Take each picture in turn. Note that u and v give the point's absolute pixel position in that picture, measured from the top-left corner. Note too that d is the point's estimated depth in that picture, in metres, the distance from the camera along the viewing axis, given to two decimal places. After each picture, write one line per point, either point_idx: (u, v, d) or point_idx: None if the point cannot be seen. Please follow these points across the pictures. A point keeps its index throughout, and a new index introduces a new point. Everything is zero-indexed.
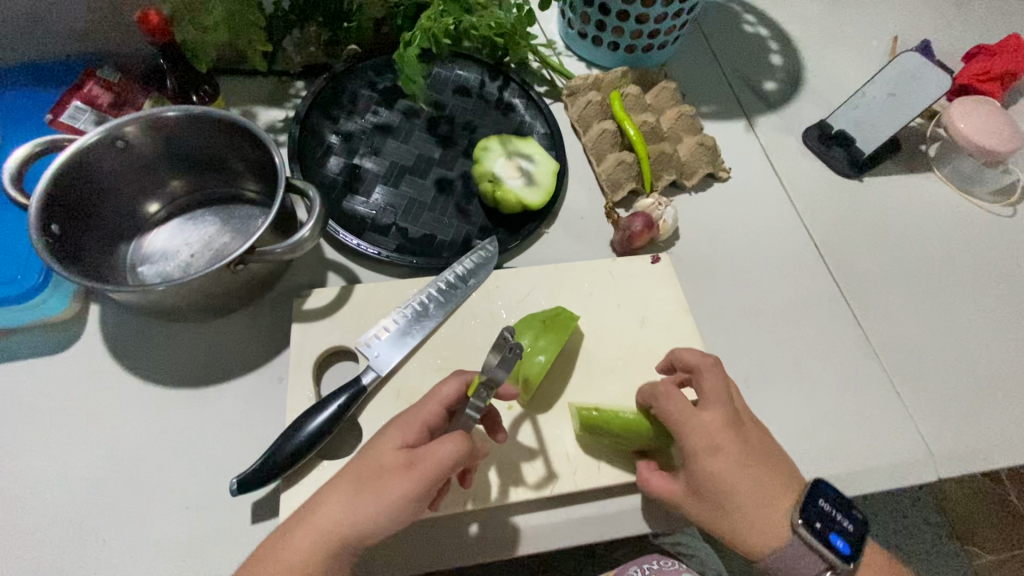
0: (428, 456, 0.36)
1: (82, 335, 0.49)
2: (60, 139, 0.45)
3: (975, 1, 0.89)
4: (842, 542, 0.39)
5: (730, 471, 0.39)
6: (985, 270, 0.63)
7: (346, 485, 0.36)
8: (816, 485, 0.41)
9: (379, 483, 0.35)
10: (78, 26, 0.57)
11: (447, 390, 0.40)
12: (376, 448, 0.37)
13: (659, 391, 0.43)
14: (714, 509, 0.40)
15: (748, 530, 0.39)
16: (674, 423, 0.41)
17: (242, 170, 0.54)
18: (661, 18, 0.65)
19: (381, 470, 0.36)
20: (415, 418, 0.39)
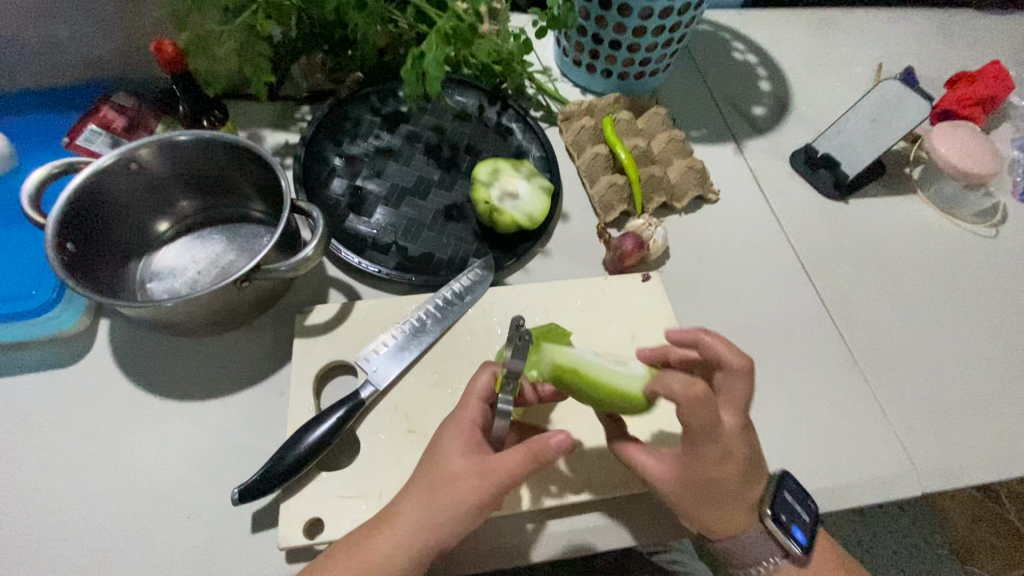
0: (500, 461, 0.38)
1: (91, 349, 0.51)
2: (78, 162, 0.48)
3: (957, 29, 0.93)
4: (802, 534, 0.44)
5: (726, 479, 0.41)
6: (968, 289, 0.65)
7: (417, 495, 0.38)
8: (782, 478, 0.46)
9: (451, 491, 0.37)
10: (95, 53, 0.60)
11: (481, 385, 0.42)
12: (439, 454, 0.40)
13: (697, 395, 0.37)
14: (699, 506, 0.42)
15: (720, 523, 0.43)
16: (700, 431, 0.39)
17: (249, 191, 0.56)
18: (651, 47, 0.69)
19: (450, 477, 0.38)
20: (468, 421, 0.41)
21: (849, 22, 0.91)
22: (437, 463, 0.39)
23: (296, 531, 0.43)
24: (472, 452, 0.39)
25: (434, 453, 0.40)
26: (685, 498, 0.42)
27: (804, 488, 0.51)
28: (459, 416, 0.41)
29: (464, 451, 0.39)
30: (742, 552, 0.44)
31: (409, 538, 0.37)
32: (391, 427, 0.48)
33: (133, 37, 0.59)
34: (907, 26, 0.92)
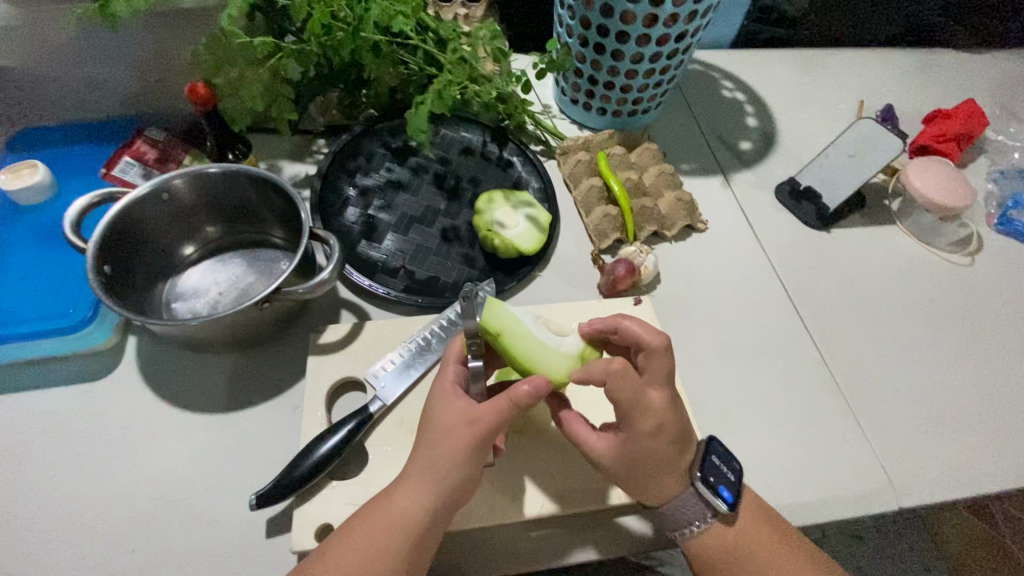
0: (482, 408, 0.42)
1: (119, 364, 0.55)
2: (116, 192, 0.52)
3: (935, 69, 0.98)
4: (728, 493, 0.47)
5: (659, 446, 0.45)
6: (944, 315, 0.69)
7: (418, 456, 0.43)
8: (708, 442, 0.48)
9: (444, 443, 0.42)
10: (131, 91, 0.65)
11: (455, 348, 0.48)
12: (429, 415, 0.44)
13: (616, 370, 0.42)
14: (631, 473, 0.46)
15: (647, 488, 0.47)
16: (627, 404, 0.43)
17: (270, 219, 0.61)
18: (642, 88, 0.74)
19: (441, 432, 0.42)
20: (450, 382, 0.46)
21: (831, 62, 0.97)
22: (430, 423, 0.44)
23: (308, 536, 0.46)
24: (458, 408, 0.43)
25: (426, 414, 0.45)
26: (619, 466, 0.46)
27: (786, 502, 0.54)
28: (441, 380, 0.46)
29: (450, 406, 0.43)
30: (670, 517, 0.48)
31: (414, 493, 0.41)
32: (397, 439, 0.52)
33: (168, 78, 0.65)
34: (887, 65, 0.98)
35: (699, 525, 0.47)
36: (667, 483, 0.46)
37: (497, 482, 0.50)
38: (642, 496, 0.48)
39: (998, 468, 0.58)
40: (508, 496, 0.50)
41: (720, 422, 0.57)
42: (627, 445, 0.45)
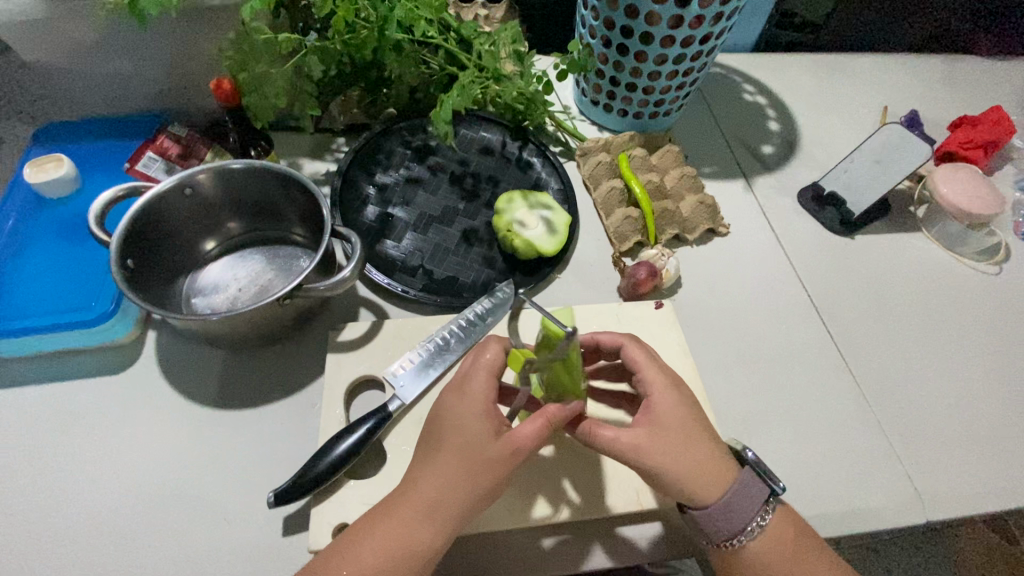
0: (520, 434, 0.41)
1: (140, 358, 0.55)
2: (141, 186, 0.52)
3: (961, 74, 0.97)
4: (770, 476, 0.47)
5: (685, 427, 0.45)
6: (971, 325, 0.67)
7: (438, 473, 0.40)
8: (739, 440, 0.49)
9: (478, 471, 0.40)
10: (156, 87, 0.66)
11: (491, 356, 0.44)
12: (458, 432, 0.41)
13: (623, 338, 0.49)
14: (675, 460, 0.43)
15: (696, 482, 0.44)
16: (639, 366, 0.48)
17: (291, 216, 0.60)
18: (665, 90, 0.73)
19: (474, 457, 0.40)
20: (484, 397, 0.43)
21: (854, 66, 0.95)
22: (456, 441, 0.41)
23: (325, 535, 0.46)
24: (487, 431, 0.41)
25: (451, 429, 0.42)
26: (662, 454, 0.43)
27: (810, 513, 0.52)
28: (470, 388, 0.43)
29: (487, 430, 0.41)
30: (725, 517, 0.44)
31: (428, 512, 0.39)
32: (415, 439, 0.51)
33: (194, 74, 0.65)
34: (911, 70, 0.96)
35: (759, 521, 0.45)
36: (713, 471, 0.44)
37: (516, 485, 0.50)
38: (689, 496, 0.44)
39: None
40: (526, 499, 0.49)
41: (743, 429, 0.56)
42: (656, 429, 0.44)
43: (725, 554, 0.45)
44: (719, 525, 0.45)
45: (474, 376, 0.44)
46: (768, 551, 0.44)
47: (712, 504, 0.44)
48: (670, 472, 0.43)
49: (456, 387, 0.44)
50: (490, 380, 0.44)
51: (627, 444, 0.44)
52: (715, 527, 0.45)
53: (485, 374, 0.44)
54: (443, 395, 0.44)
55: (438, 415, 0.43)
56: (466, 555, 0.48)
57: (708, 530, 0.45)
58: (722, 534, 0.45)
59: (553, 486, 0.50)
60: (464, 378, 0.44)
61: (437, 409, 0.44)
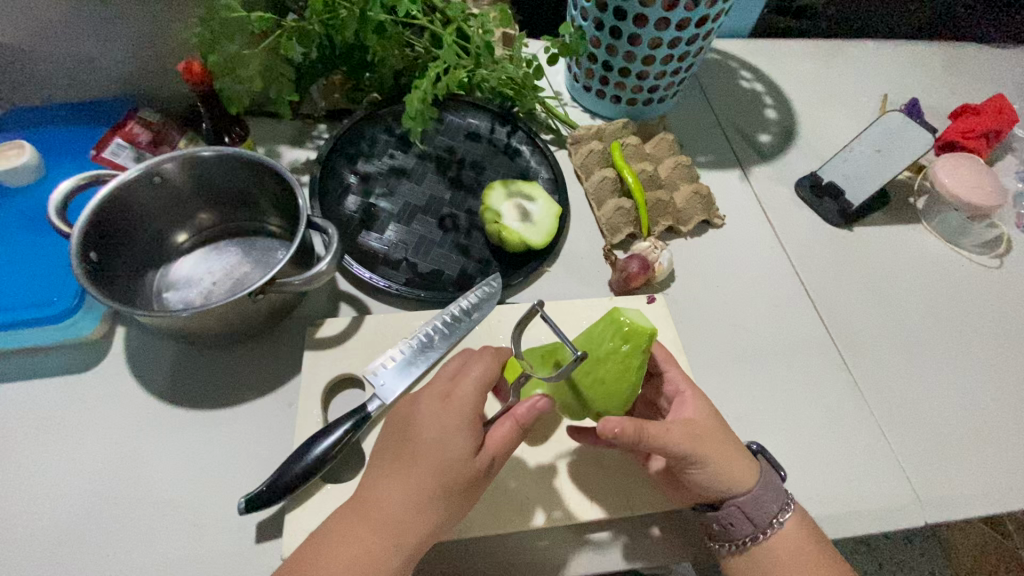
0: (493, 446, 0.40)
1: (107, 356, 0.52)
2: (104, 174, 0.49)
3: (963, 61, 0.94)
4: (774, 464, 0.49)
5: (718, 418, 0.46)
6: (971, 320, 0.66)
7: (408, 486, 0.38)
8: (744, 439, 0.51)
9: (454, 490, 0.39)
10: (123, 69, 0.62)
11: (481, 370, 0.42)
12: (438, 446, 0.39)
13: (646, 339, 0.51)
14: (714, 452, 0.44)
15: (729, 474, 0.44)
16: (665, 363, 0.49)
17: (267, 206, 0.58)
18: (660, 75, 0.71)
19: (450, 474, 0.38)
20: (469, 409, 0.40)
21: (854, 53, 0.93)
22: (434, 456, 0.38)
23: (300, 542, 0.44)
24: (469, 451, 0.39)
25: (430, 443, 0.39)
26: (701, 446, 0.43)
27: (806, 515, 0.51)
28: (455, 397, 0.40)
29: (469, 449, 0.39)
30: (752, 511, 0.44)
31: (394, 527, 0.37)
32: None
33: (164, 56, 0.62)
34: (913, 58, 0.94)
35: (777, 521, 0.45)
36: (744, 465, 0.45)
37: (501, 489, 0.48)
38: (719, 489, 0.44)
39: None
40: (512, 503, 0.47)
41: (737, 428, 0.55)
42: (694, 422, 0.44)
43: (741, 553, 0.45)
44: (745, 520, 0.44)
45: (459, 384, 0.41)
46: (785, 550, 0.44)
47: (741, 497, 0.44)
48: (709, 463, 0.43)
49: (437, 394, 0.41)
50: (479, 389, 0.41)
51: (667, 437, 0.42)
52: (740, 522, 0.44)
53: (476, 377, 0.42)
54: (421, 401, 0.41)
55: (413, 423, 0.40)
56: (448, 562, 0.46)
57: (731, 527, 0.45)
58: (746, 531, 0.44)
59: (540, 489, 0.48)
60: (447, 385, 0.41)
61: (411, 417, 0.40)
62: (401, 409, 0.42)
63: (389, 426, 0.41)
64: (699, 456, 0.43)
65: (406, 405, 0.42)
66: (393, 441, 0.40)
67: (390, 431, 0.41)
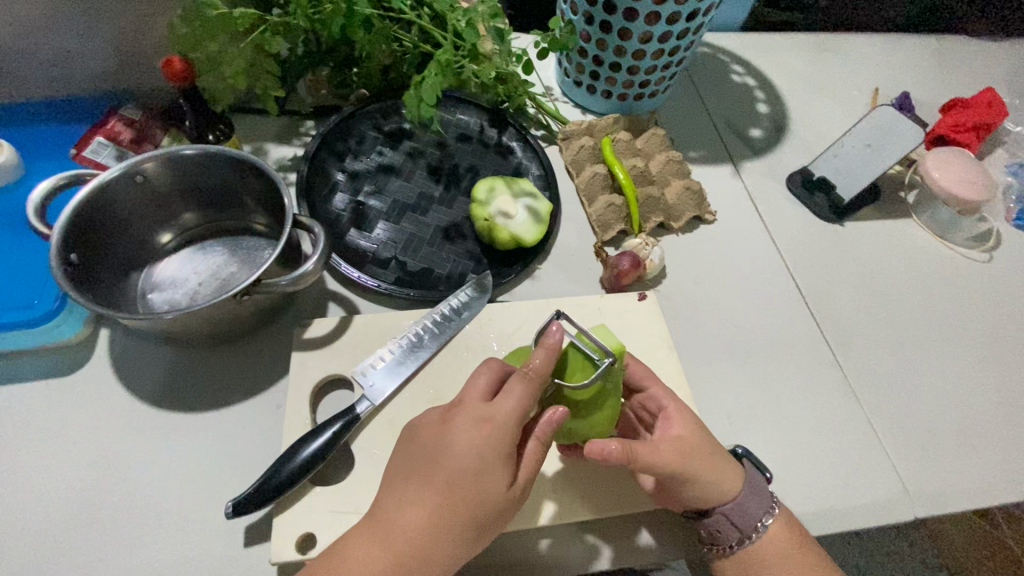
0: (521, 473, 0.40)
1: (90, 359, 0.52)
2: (84, 174, 0.48)
3: (954, 54, 0.94)
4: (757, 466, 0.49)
5: (702, 428, 0.46)
6: (961, 314, 0.66)
7: (436, 512, 0.38)
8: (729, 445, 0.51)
9: (483, 518, 0.39)
10: (103, 67, 0.61)
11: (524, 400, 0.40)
12: (472, 475, 0.38)
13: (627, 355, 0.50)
14: (703, 466, 0.44)
15: (716, 486, 0.44)
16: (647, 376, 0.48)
17: (252, 205, 0.57)
18: (651, 70, 0.70)
19: (482, 502, 0.38)
20: (509, 440, 0.39)
21: (846, 47, 0.92)
22: (468, 484, 0.38)
23: (288, 547, 0.43)
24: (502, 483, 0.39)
25: (468, 475, 0.38)
26: (690, 463, 0.43)
27: (796, 511, 0.51)
28: (496, 424, 0.39)
29: (506, 483, 0.39)
30: (738, 518, 0.45)
31: (419, 552, 0.37)
32: (386, 441, 0.49)
33: (146, 52, 0.60)
34: (904, 51, 0.93)
35: (762, 524, 0.45)
36: (731, 475, 0.45)
37: None
38: (706, 501, 0.45)
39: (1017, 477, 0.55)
40: None
41: (728, 425, 0.55)
42: (683, 437, 0.44)
43: (730, 556, 0.46)
44: (732, 526, 0.45)
45: (499, 414, 0.39)
46: (770, 553, 0.44)
47: (727, 507, 0.45)
48: (698, 478, 0.43)
49: (475, 418, 0.39)
50: (520, 416, 0.39)
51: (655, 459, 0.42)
52: (727, 529, 0.45)
53: (518, 402, 0.39)
54: (457, 423, 0.39)
55: (446, 446, 0.39)
56: None
57: (718, 534, 0.45)
58: (733, 537, 0.45)
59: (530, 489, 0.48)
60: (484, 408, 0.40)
61: (445, 443, 0.39)
62: (430, 428, 0.40)
63: (415, 444, 0.40)
64: (688, 473, 0.43)
65: (438, 425, 0.40)
66: (422, 463, 0.39)
67: (416, 448, 0.40)
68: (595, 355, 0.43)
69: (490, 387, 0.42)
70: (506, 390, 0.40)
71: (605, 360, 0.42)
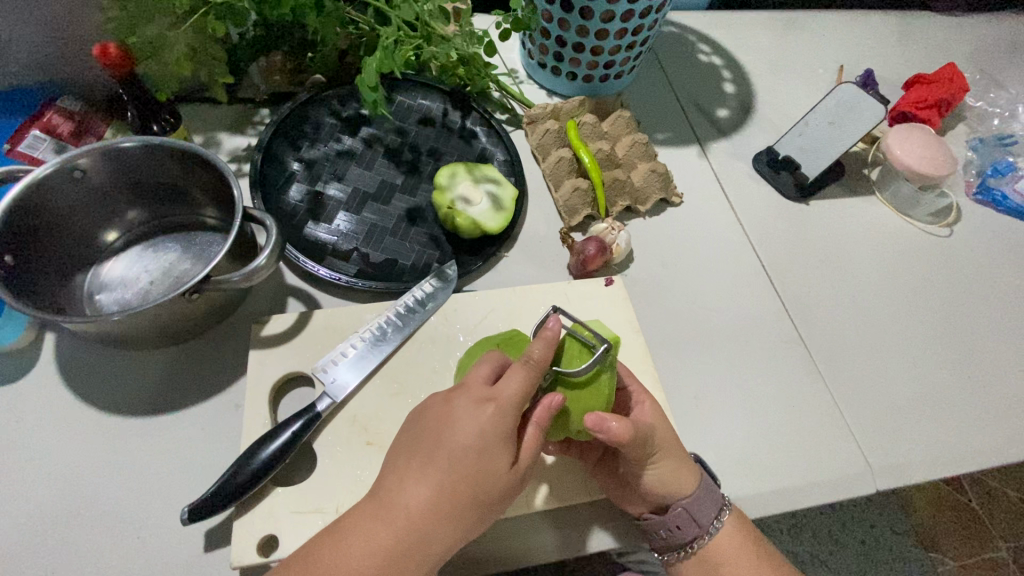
0: (523, 456, 0.40)
1: (35, 365, 0.49)
2: (15, 170, 0.45)
3: (918, 30, 0.95)
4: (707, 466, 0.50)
5: (666, 420, 0.47)
6: (921, 288, 0.67)
7: (437, 491, 0.37)
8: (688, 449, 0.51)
9: (485, 499, 0.38)
10: (35, 57, 0.57)
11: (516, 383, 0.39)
12: (474, 454, 0.37)
13: None
14: (664, 456, 0.45)
15: (675, 476, 0.45)
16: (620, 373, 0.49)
17: (201, 198, 0.55)
18: (615, 51, 0.69)
19: (482, 484, 0.38)
20: (510, 420, 0.38)
21: (812, 24, 0.92)
22: (470, 464, 0.37)
23: (249, 550, 0.42)
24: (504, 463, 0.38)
25: (469, 452, 0.37)
26: (656, 448, 0.44)
27: (763, 490, 0.52)
28: (500, 403, 0.38)
29: (507, 463, 0.38)
30: (697, 512, 0.45)
31: (418, 533, 0.36)
32: (349, 439, 0.48)
33: (81, 38, 0.56)
34: (869, 28, 0.94)
35: (718, 519, 0.46)
36: (688, 472, 0.46)
37: None
38: (666, 493, 0.45)
39: (974, 447, 0.57)
40: None
41: (695, 407, 0.55)
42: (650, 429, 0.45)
43: (692, 557, 0.46)
44: (691, 522, 0.45)
45: (504, 391, 0.39)
46: (725, 549, 0.45)
47: (687, 499, 0.45)
48: (658, 464, 0.45)
49: (478, 398, 0.39)
50: (524, 397, 0.39)
51: (629, 446, 0.41)
52: (686, 525, 0.46)
53: (523, 381, 0.39)
54: (460, 404, 0.39)
55: (450, 427, 0.38)
56: None
57: (678, 530, 0.46)
58: (692, 534, 0.46)
59: None
60: (488, 389, 0.40)
61: (446, 422, 0.39)
62: (435, 411, 0.40)
63: (420, 425, 0.40)
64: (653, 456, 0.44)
65: (442, 406, 0.40)
66: (425, 444, 0.39)
67: (421, 430, 0.40)
68: (591, 342, 0.43)
69: (492, 372, 0.41)
70: (509, 371, 0.40)
71: (601, 346, 0.43)
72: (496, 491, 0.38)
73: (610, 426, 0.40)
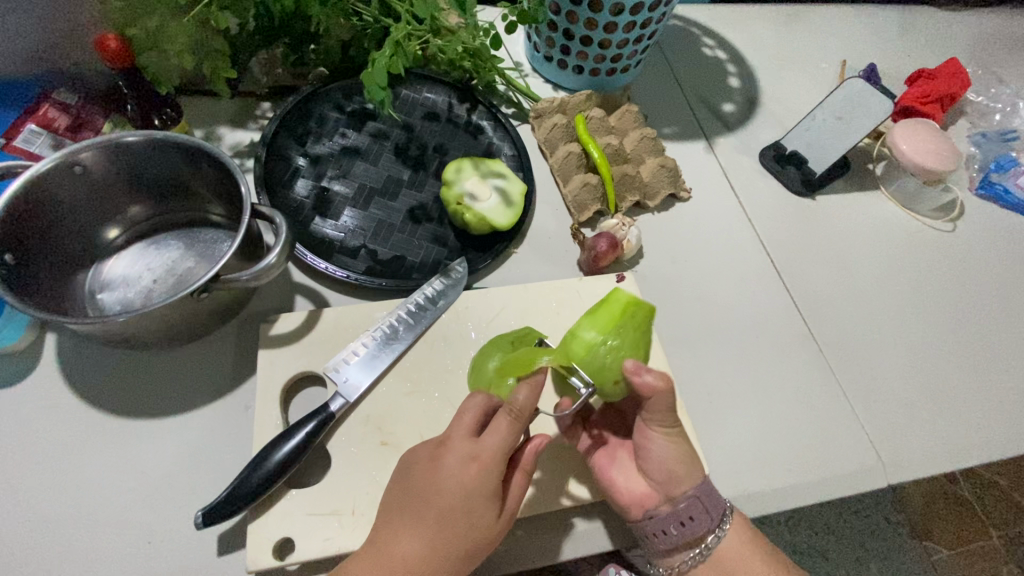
0: (509, 501, 0.42)
1: (36, 367, 0.48)
2: (15, 166, 0.44)
3: (920, 24, 0.95)
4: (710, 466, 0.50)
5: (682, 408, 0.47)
6: (927, 282, 0.68)
7: (431, 548, 0.39)
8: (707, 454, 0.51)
9: (474, 549, 0.39)
10: (29, 48, 0.55)
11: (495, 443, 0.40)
12: (461, 508, 0.39)
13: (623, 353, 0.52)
14: (676, 444, 0.46)
15: (687, 458, 0.46)
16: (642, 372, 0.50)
17: (207, 194, 0.53)
18: (623, 44, 0.68)
19: (472, 536, 0.39)
20: (494, 476, 0.40)
21: (815, 18, 0.92)
22: (458, 517, 0.39)
23: (265, 553, 0.42)
24: (489, 515, 0.40)
25: (455, 508, 0.39)
26: (679, 420, 0.46)
27: (777, 487, 0.52)
28: (483, 462, 0.40)
29: (493, 514, 0.40)
30: (708, 505, 0.45)
31: None
32: (362, 439, 0.47)
33: (78, 28, 0.55)
34: (872, 22, 0.93)
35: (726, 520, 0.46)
36: (695, 465, 0.46)
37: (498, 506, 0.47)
38: (677, 476, 0.45)
39: (980, 441, 0.57)
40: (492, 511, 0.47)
41: (708, 403, 0.55)
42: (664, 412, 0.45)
43: (707, 559, 0.45)
44: (704, 513, 0.45)
45: (488, 447, 0.40)
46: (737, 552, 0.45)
47: (697, 489, 0.45)
48: (675, 439, 0.46)
49: (462, 455, 0.40)
50: (506, 452, 0.40)
51: (660, 402, 0.43)
52: (699, 516, 0.45)
53: (506, 438, 0.40)
54: (446, 461, 0.40)
55: (436, 482, 0.40)
56: None
57: (690, 524, 0.45)
58: (705, 525, 0.45)
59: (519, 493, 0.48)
60: (472, 444, 0.40)
61: (432, 478, 0.40)
62: (422, 465, 0.41)
63: (407, 479, 0.41)
64: (674, 425, 0.45)
65: (428, 462, 0.41)
66: (413, 500, 0.40)
67: (409, 484, 0.41)
68: (598, 334, 0.45)
69: (478, 421, 0.41)
70: (495, 424, 0.41)
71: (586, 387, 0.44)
72: (486, 540, 0.40)
73: (647, 375, 0.43)
